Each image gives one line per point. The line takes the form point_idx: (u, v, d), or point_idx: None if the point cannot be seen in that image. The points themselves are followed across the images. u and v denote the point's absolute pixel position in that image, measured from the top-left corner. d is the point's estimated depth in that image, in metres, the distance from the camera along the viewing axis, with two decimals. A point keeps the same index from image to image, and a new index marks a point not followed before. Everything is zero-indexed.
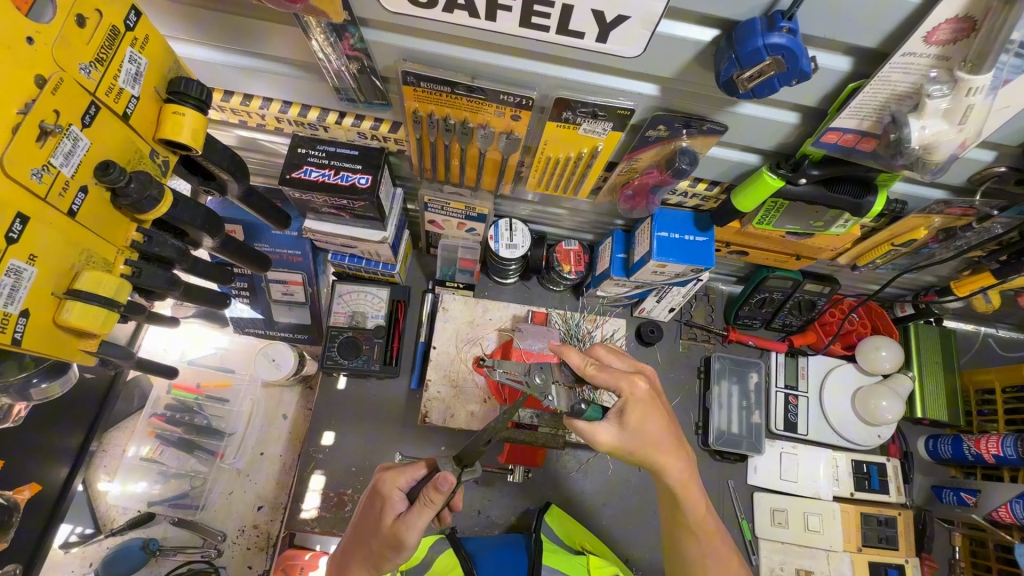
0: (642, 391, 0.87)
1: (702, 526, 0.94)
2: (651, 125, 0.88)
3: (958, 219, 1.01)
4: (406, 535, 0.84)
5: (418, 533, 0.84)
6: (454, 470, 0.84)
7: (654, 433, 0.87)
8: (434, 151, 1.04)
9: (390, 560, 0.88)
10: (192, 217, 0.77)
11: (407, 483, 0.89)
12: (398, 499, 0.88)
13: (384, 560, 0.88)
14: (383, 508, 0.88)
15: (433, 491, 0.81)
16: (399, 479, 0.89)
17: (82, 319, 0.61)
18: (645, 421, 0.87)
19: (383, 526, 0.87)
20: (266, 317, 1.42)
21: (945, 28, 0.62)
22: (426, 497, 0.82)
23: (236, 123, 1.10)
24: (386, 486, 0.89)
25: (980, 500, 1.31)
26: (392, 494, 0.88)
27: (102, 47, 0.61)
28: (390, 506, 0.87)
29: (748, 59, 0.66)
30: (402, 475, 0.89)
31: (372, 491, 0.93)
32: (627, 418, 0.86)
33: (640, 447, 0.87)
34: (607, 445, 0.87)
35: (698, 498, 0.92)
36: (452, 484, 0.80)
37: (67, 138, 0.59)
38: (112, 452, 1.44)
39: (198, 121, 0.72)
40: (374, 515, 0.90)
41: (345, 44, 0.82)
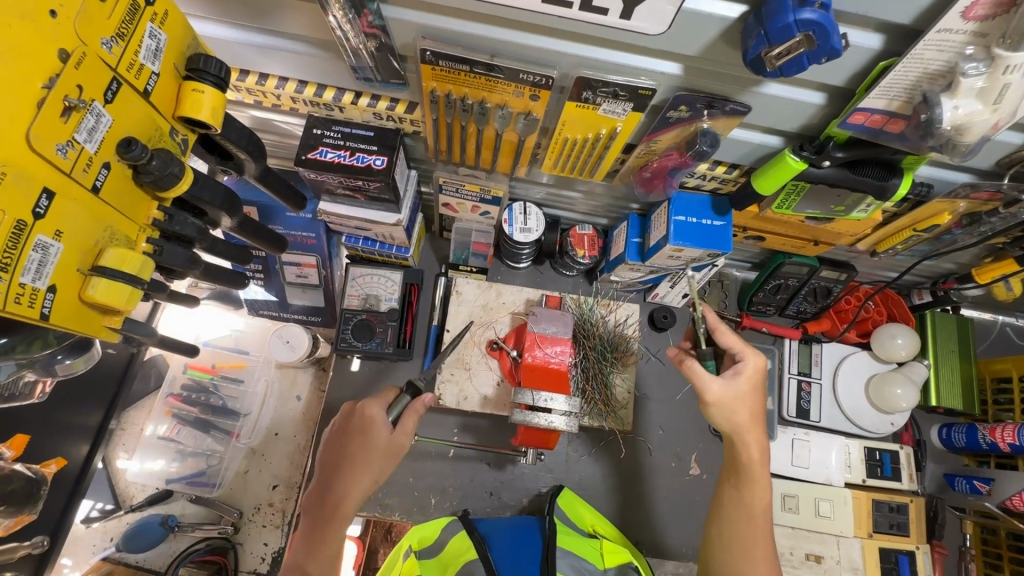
0: (754, 362, 0.98)
1: (755, 519, 0.97)
2: (673, 105, 0.87)
3: (984, 204, 0.99)
4: (404, 438, 1.00)
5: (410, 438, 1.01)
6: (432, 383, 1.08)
7: (735, 407, 0.96)
8: (450, 132, 1.03)
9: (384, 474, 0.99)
10: (211, 196, 0.77)
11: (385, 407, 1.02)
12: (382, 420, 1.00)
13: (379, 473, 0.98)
14: (374, 430, 0.98)
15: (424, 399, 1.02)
16: (379, 405, 1.01)
17: (107, 295, 0.61)
18: (729, 394, 0.96)
19: (380, 441, 0.98)
20: (280, 299, 1.42)
21: (984, 3, 0.60)
22: (413, 407, 1.02)
23: (251, 103, 1.09)
24: (371, 412, 0.99)
25: (993, 489, 1.30)
26: (379, 416, 0.99)
27: (122, 21, 0.61)
28: (381, 423, 0.98)
29: (777, 35, 0.64)
30: (380, 402, 1.01)
31: (349, 425, 1.01)
32: (741, 377, 0.97)
33: (727, 419, 0.97)
34: (715, 395, 0.96)
35: (763, 485, 0.98)
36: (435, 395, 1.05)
37: (90, 113, 0.58)
38: (130, 430, 1.45)
39: (217, 99, 0.72)
40: (363, 442, 0.98)
41: (363, 21, 0.80)
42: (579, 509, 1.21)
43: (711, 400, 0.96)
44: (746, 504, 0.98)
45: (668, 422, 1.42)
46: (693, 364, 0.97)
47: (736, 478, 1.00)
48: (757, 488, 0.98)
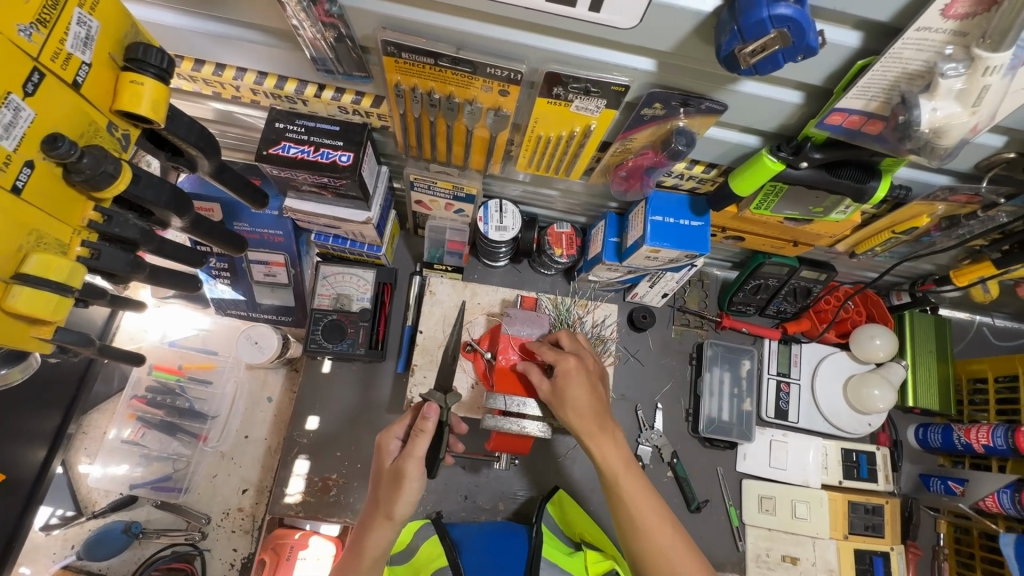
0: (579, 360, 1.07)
1: (624, 493, 0.98)
2: (647, 102, 0.83)
3: (963, 206, 0.97)
4: (405, 464, 0.88)
5: (415, 462, 0.89)
6: (438, 402, 0.92)
7: (565, 397, 1.00)
8: (419, 128, 0.99)
9: (399, 503, 0.89)
10: (156, 195, 0.72)
11: (402, 430, 0.96)
12: (394, 446, 0.95)
13: (390, 504, 0.90)
14: (381, 457, 0.95)
15: (421, 420, 0.89)
16: (394, 430, 0.96)
17: (31, 305, 0.57)
18: (565, 399, 1.00)
19: (386, 468, 0.93)
20: (248, 299, 1.38)
21: (964, 1, 0.57)
22: (415, 428, 0.89)
23: (210, 95, 1.04)
24: (384, 439, 0.96)
25: (967, 489, 1.31)
26: (390, 443, 0.95)
27: (44, 6, 0.56)
28: (387, 450, 0.94)
29: (751, 31, 0.61)
30: (396, 426, 0.96)
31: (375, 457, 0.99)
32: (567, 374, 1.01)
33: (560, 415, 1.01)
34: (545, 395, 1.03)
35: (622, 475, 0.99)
36: (439, 409, 0.90)
37: (7, 107, 0.54)
38: (92, 434, 1.40)
39: (159, 92, 0.67)
40: (379, 473, 0.95)
41: (320, 9, 0.76)
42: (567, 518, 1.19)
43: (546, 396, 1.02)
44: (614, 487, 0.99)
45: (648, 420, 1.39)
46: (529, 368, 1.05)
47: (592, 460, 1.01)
48: (619, 486, 0.99)
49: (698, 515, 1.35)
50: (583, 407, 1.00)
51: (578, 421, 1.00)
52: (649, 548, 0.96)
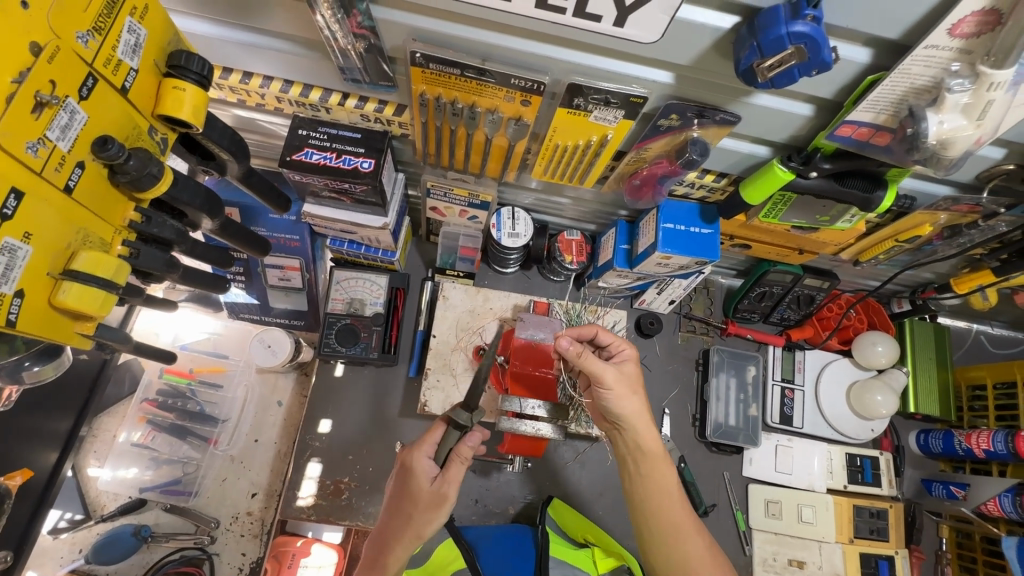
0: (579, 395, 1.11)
1: (668, 499, 0.94)
2: (664, 113, 0.87)
3: (964, 216, 1.01)
4: (450, 488, 0.92)
5: (456, 487, 0.93)
6: (466, 421, 0.93)
7: (626, 390, 0.94)
8: (439, 136, 1.02)
9: (433, 525, 0.92)
10: (191, 197, 0.74)
11: (433, 449, 0.95)
12: (426, 465, 0.93)
13: (424, 525, 0.92)
14: (416, 477, 0.92)
15: (467, 446, 0.93)
16: (425, 449, 0.94)
17: (80, 301, 0.59)
18: (624, 395, 0.94)
19: (423, 490, 0.92)
20: (262, 303, 1.39)
21: (970, 21, 0.61)
22: (459, 454, 0.93)
23: (234, 102, 1.06)
24: (415, 458, 0.93)
25: (969, 494, 1.34)
26: (423, 463, 0.93)
27: (99, 14, 0.58)
28: (423, 472, 0.92)
29: (770, 47, 0.64)
30: (425, 445, 0.94)
31: (399, 470, 0.97)
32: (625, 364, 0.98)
33: (614, 411, 0.95)
34: (600, 378, 0.92)
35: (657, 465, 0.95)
36: (480, 436, 0.95)
37: (64, 110, 0.56)
38: (102, 437, 1.40)
39: (199, 98, 0.69)
40: (408, 489, 0.93)
41: (352, 21, 0.79)
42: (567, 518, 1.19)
43: (610, 386, 0.93)
44: (659, 491, 0.94)
45: (655, 425, 1.41)
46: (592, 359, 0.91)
47: (638, 463, 0.96)
48: (663, 490, 0.94)
49: (707, 519, 1.36)
50: (642, 408, 0.96)
51: (638, 418, 0.95)
52: (684, 554, 0.91)
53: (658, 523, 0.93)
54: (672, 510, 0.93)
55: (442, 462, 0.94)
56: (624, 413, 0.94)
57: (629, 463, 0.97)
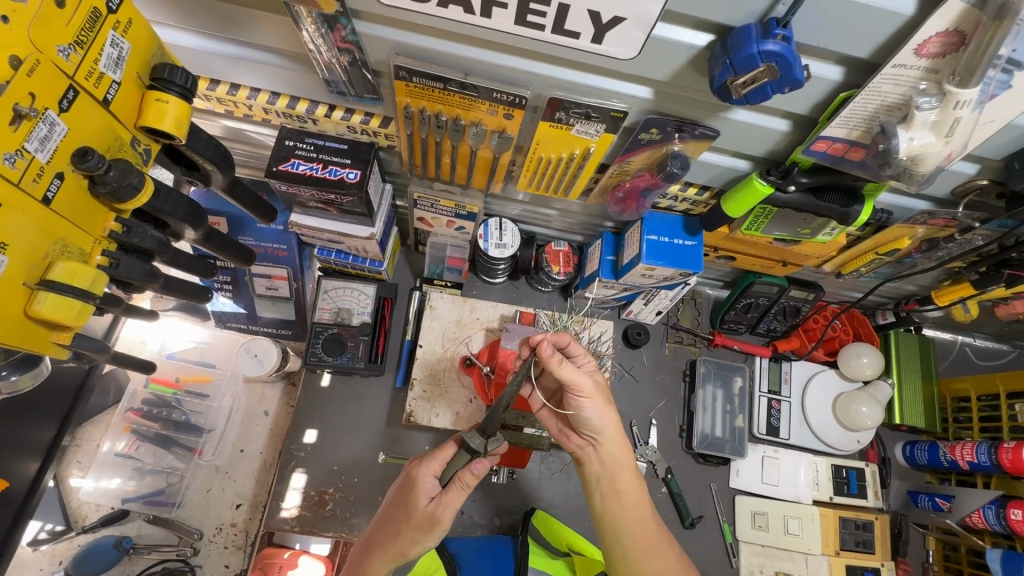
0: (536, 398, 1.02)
1: (641, 515, 0.95)
2: (644, 127, 0.88)
3: (941, 230, 1.03)
4: (444, 513, 0.90)
5: (452, 513, 0.91)
6: (476, 446, 0.91)
7: (603, 402, 0.91)
8: (425, 148, 1.03)
9: (419, 545, 0.92)
10: (174, 208, 0.75)
11: (440, 468, 0.94)
12: (429, 483, 0.93)
13: (411, 543, 0.92)
14: (416, 493, 0.92)
15: (469, 475, 0.90)
16: (431, 467, 0.94)
17: (56, 310, 0.59)
18: (602, 407, 0.91)
19: (418, 507, 0.92)
20: (249, 312, 1.39)
21: (935, 41, 0.62)
22: (461, 480, 0.91)
23: (222, 113, 1.07)
24: (420, 473, 0.93)
25: (954, 506, 1.34)
26: (426, 480, 0.93)
27: (82, 28, 0.59)
28: (424, 490, 0.92)
29: (742, 65, 0.65)
30: (432, 463, 0.94)
31: (405, 480, 0.97)
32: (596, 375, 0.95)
33: (590, 424, 0.92)
34: (573, 382, 0.87)
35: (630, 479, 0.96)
36: (486, 466, 0.91)
37: (43, 122, 0.57)
38: (86, 447, 1.39)
39: (182, 110, 0.70)
40: (407, 502, 0.94)
41: (336, 36, 0.80)
42: (552, 528, 1.20)
43: (589, 395, 0.89)
44: (633, 508, 0.95)
45: (643, 436, 1.41)
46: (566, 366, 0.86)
47: (611, 479, 0.95)
48: (637, 507, 0.95)
49: (693, 531, 1.36)
50: (617, 421, 0.94)
51: (614, 431, 0.94)
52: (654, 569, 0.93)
53: (632, 541, 0.94)
54: (646, 527, 0.95)
55: (445, 481, 0.93)
56: (600, 425, 0.92)
57: (604, 481, 0.96)
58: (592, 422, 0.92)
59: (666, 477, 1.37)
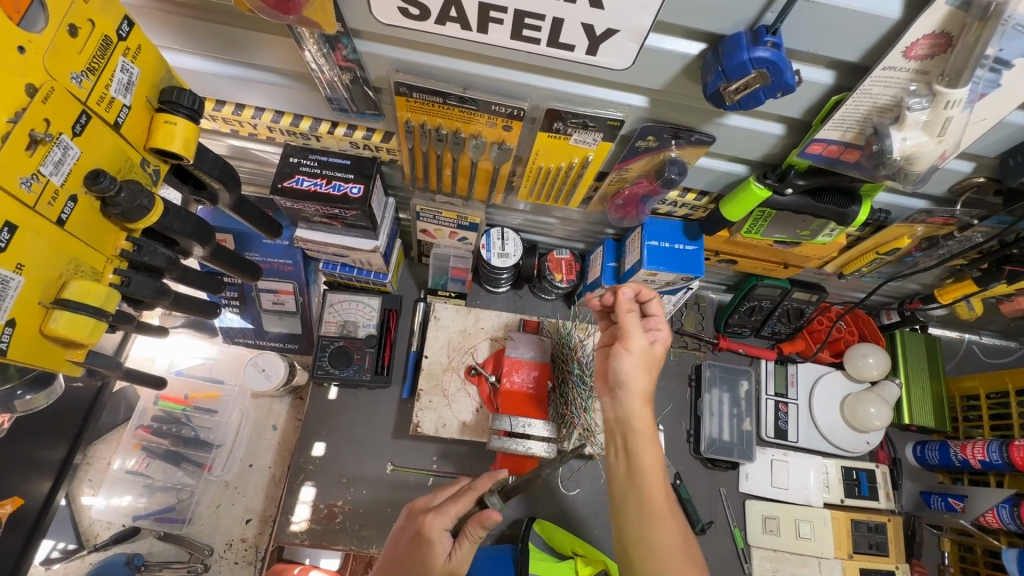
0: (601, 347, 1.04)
1: (656, 483, 0.89)
2: (641, 135, 0.90)
3: (940, 227, 1.04)
4: (464, 566, 0.92)
5: (469, 561, 0.94)
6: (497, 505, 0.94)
7: (639, 365, 0.92)
8: (427, 161, 1.05)
9: None
10: (183, 225, 0.77)
11: (451, 521, 0.94)
12: (445, 539, 0.93)
13: None
14: (433, 552, 0.92)
15: (478, 526, 0.90)
16: (444, 521, 0.93)
17: (70, 328, 0.61)
18: (637, 367, 0.92)
19: (437, 565, 0.91)
20: (256, 327, 1.40)
21: (922, 44, 0.63)
22: (472, 533, 0.91)
23: (228, 132, 1.10)
24: (435, 529, 0.92)
25: (968, 505, 1.32)
26: (440, 536, 0.92)
27: (94, 56, 0.61)
28: (442, 548, 0.92)
29: (734, 72, 0.67)
30: (446, 516, 0.93)
31: (414, 535, 0.95)
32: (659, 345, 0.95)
33: (619, 376, 0.93)
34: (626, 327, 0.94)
35: (648, 446, 0.91)
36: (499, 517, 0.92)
37: (57, 146, 0.59)
38: (96, 464, 1.39)
39: (190, 130, 0.72)
40: (421, 559, 0.92)
41: (338, 54, 0.82)
42: (556, 535, 1.19)
43: (629, 350, 0.92)
44: (642, 468, 0.90)
45: None
46: (630, 319, 0.94)
47: (624, 438, 0.93)
48: (646, 468, 0.90)
49: (703, 537, 1.35)
50: (645, 390, 0.93)
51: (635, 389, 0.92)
52: (657, 540, 0.86)
53: (634, 498, 0.89)
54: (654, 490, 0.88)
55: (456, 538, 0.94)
56: (625, 381, 0.92)
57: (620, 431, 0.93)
58: (620, 374, 0.92)
59: (677, 482, 1.37)
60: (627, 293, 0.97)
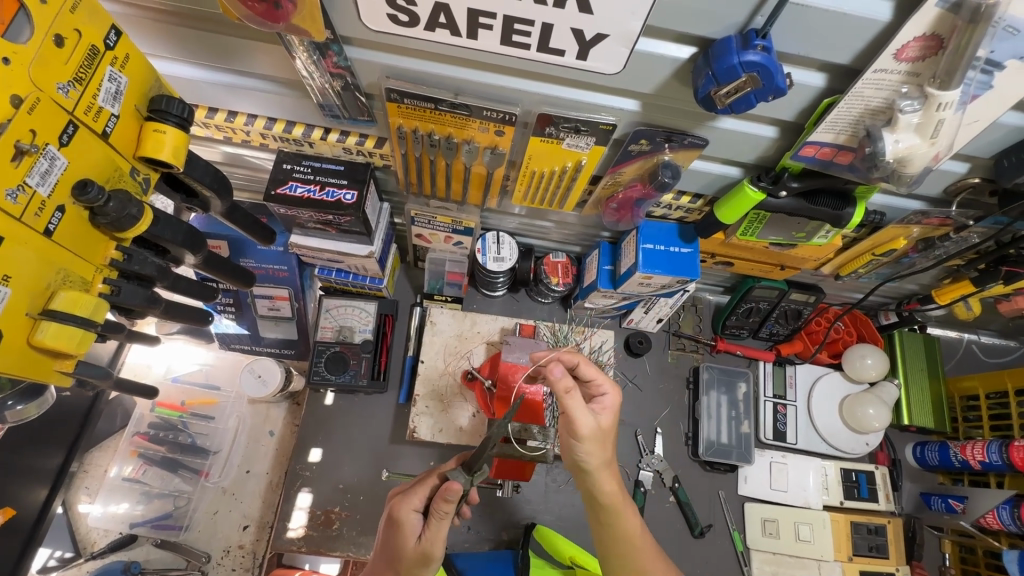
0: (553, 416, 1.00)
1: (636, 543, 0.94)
2: (634, 139, 0.89)
3: (936, 229, 1.03)
4: (434, 546, 0.90)
5: (441, 543, 0.91)
6: (461, 480, 0.90)
7: (596, 445, 0.88)
8: (420, 166, 1.05)
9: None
10: (174, 234, 0.76)
11: (421, 502, 0.95)
12: (415, 520, 0.93)
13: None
14: (403, 534, 0.92)
15: (442, 503, 0.87)
16: (413, 502, 0.94)
17: (58, 339, 0.60)
18: (592, 449, 0.88)
19: (408, 548, 0.91)
20: (252, 333, 1.40)
21: (914, 46, 0.63)
22: (438, 510, 0.89)
23: (221, 139, 1.09)
24: (402, 511, 0.93)
25: (968, 507, 1.32)
26: (409, 517, 0.93)
27: (81, 66, 0.61)
28: (410, 529, 0.92)
29: (724, 76, 0.67)
30: (414, 497, 0.94)
31: (387, 521, 0.97)
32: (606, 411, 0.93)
33: (576, 459, 0.90)
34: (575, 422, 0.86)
35: (624, 513, 0.93)
36: (460, 489, 0.88)
37: (44, 157, 0.58)
38: (94, 472, 1.39)
39: (179, 139, 0.72)
40: (394, 542, 0.94)
41: (328, 61, 0.82)
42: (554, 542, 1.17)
43: (581, 437, 0.86)
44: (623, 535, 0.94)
45: (648, 445, 1.40)
46: (574, 399, 0.84)
47: (599, 513, 0.93)
48: (628, 533, 0.94)
49: (702, 540, 1.35)
50: (607, 459, 0.92)
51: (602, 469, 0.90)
52: None
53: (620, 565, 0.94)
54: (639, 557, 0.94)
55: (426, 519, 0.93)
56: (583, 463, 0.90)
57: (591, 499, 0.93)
58: (579, 458, 0.90)
59: (675, 485, 1.37)
60: (558, 368, 0.83)
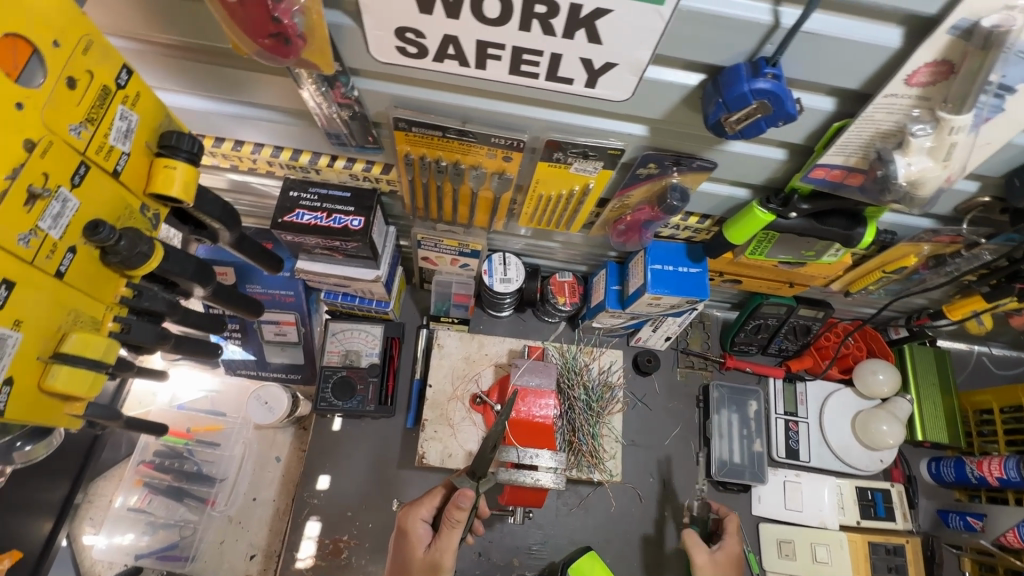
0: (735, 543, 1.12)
1: None
2: (642, 163, 0.89)
3: (947, 246, 1.03)
4: (441, 555, 0.97)
5: (448, 551, 0.97)
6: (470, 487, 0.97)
7: None
8: (427, 192, 1.05)
9: None
10: (183, 269, 0.76)
11: (428, 512, 1.03)
12: (423, 529, 1.02)
13: None
14: (411, 542, 1.00)
15: (456, 511, 0.93)
16: (420, 511, 1.03)
17: (70, 383, 0.60)
18: None
19: (417, 555, 0.99)
20: (258, 358, 1.39)
21: (924, 71, 0.63)
22: (450, 519, 0.95)
23: (227, 167, 1.10)
24: (411, 521, 1.02)
25: (987, 525, 1.30)
26: (416, 526, 1.01)
27: (93, 107, 0.61)
28: (418, 537, 1.00)
29: (735, 103, 0.67)
30: (421, 507, 1.03)
31: (399, 532, 1.04)
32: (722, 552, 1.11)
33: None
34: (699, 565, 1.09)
35: None
36: (472, 497, 0.94)
37: (56, 200, 0.58)
38: (98, 504, 1.38)
39: (189, 173, 0.71)
40: (405, 551, 1.01)
41: (336, 93, 0.82)
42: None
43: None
44: None
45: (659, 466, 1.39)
46: (692, 534, 1.13)
47: None
48: None
49: None
50: None
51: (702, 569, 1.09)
52: None
53: None
54: None
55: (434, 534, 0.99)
56: None
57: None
58: None
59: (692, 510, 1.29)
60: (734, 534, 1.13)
